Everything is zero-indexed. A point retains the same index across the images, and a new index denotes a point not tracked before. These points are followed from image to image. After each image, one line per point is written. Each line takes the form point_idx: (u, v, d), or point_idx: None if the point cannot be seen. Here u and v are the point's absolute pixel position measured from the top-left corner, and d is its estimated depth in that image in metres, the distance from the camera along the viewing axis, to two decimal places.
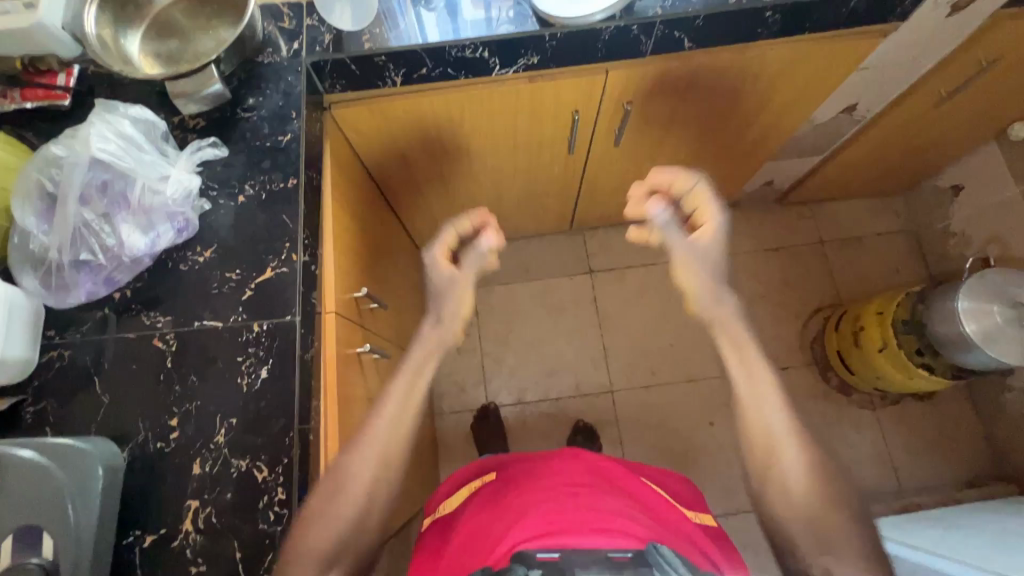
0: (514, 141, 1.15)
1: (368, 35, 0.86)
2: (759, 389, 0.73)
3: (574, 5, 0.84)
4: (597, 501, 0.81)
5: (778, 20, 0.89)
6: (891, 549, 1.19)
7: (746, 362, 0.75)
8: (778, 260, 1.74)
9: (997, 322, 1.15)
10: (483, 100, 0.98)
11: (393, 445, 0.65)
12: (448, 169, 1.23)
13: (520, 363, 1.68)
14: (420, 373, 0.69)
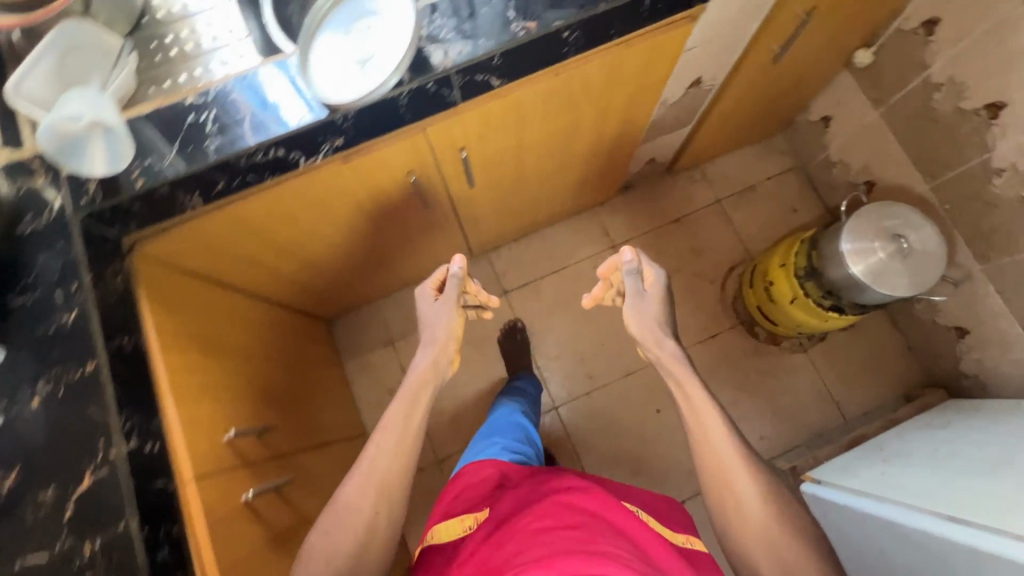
0: (364, 212, 1.09)
1: (139, 170, 0.76)
2: (699, 420, 0.89)
3: (348, 86, 0.75)
4: (590, 535, 0.72)
5: (579, 36, 0.83)
6: (826, 493, 1.25)
7: (688, 399, 0.92)
8: (682, 231, 1.73)
9: (881, 258, 1.17)
10: (308, 190, 0.91)
11: (388, 474, 0.84)
12: (308, 253, 1.15)
13: (460, 405, 1.63)
14: (411, 402, 0.91)
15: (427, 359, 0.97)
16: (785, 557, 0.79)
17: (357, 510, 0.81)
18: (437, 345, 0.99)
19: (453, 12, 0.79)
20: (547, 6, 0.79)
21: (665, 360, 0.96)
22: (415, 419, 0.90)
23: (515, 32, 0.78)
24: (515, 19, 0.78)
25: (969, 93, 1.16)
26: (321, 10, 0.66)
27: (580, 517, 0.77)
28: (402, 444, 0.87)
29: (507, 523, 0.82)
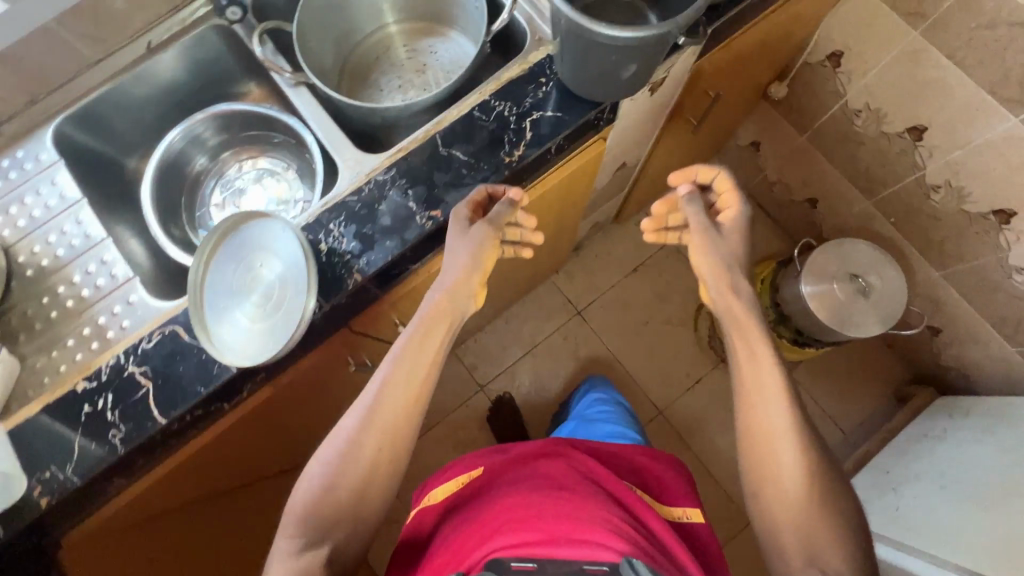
0: (336, 393, 0.97)
1: (40, 485, 0.66)
2: (766, 382, 0.71)
3: (257, 336, 0.67)
4: (583, 505, 0.67)
5: None
6: (881, 552, 1.15)
7: (757, 357, 0.72)
8: (644, 279, 1.69)
9: (843, 300, 1.15)
10: (266, 406, 0.78)
11: (386, 437, 0.64)
12: (294, 441, 1.02)
13: None
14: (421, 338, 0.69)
15: (445, 290, 0.70)
16: (821, 546, 0.63)
17: (348, 484, 0.61)
18: (457, 273, 0.70)
19: (351, 218, 0.72)
20: (449, 187, 0.73)
21: (740, 312, 0.76)
22: (421, 370, 0.67)
23: (421, 225, 0.72)
24: (418, 210, 0.72)
25: (889, 118, 1.15)
26: (201, 267, 0.69)
27: (575, 484, 0.73)
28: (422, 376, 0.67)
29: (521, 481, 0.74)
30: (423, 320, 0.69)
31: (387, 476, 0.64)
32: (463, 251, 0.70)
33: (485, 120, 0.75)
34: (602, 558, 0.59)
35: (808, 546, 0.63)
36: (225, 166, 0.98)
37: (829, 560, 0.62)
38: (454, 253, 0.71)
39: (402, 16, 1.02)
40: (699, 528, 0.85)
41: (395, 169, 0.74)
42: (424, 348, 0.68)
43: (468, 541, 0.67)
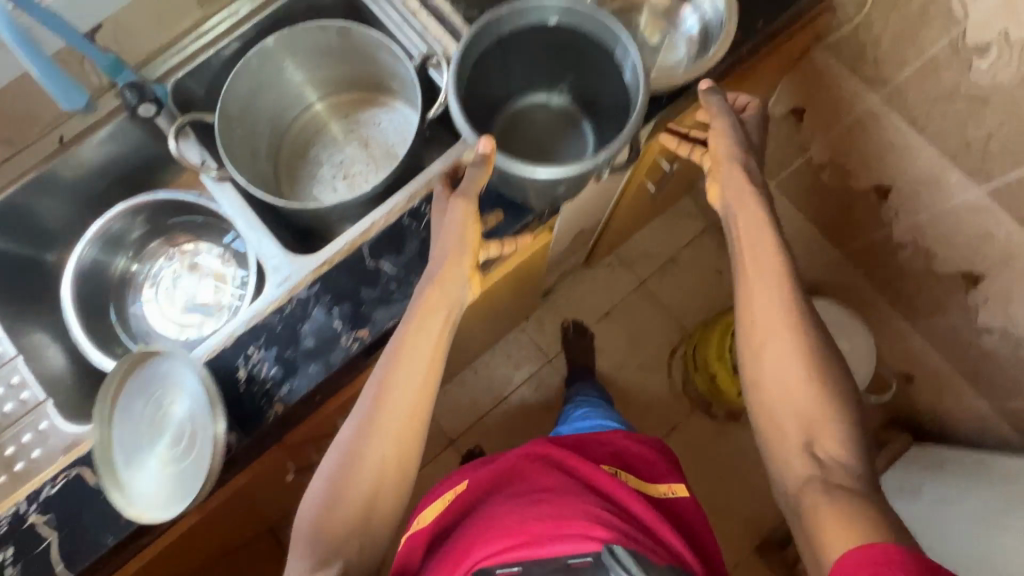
0: (276, 501, 0.90)
1: None
2: (761, 280, 0.67)
3: (173, 480, 0.62)
4: (564, 503, 0.65)
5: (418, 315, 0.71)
6: None
7: (754, 245, 0.68)
8: (617, 323, 1.64)
9: None
10: (185, 538, 0.72)
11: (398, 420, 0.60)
12: (232, 544, 0.95)
13: None
14: (423, 325, 0.63)
15: (433, 280, 0.64)
16: (821, 432, 0.60)
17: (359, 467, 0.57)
18: (446, 257, 0.64)
19: (272, 341, 0.68)
20: (377, 304, 0.68)
21: (748, 207, 0.69)
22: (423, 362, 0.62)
23: (347, 346, 0.67)
24: (344, 330, 0.67)
25: (853, 174, 1.11)
26: (105, 412, 0.64)
27: (555, 481, 0.71)
28: (422, 377, 0.62)
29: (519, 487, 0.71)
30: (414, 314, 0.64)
31: (392, 487, 0.59)
32: (445, 228, 0.65)
33: (415, 227, 0.70)
34: (585, 550, 0.60)
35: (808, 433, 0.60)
36: (150, 258, 0.93)
37: (830, 450, 0.59)
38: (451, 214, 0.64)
39: (342, 89, 0.97)
40: (683, 501, 0.81)
41: (319, 284, 0.69)
42: (421, 333, 0.63)
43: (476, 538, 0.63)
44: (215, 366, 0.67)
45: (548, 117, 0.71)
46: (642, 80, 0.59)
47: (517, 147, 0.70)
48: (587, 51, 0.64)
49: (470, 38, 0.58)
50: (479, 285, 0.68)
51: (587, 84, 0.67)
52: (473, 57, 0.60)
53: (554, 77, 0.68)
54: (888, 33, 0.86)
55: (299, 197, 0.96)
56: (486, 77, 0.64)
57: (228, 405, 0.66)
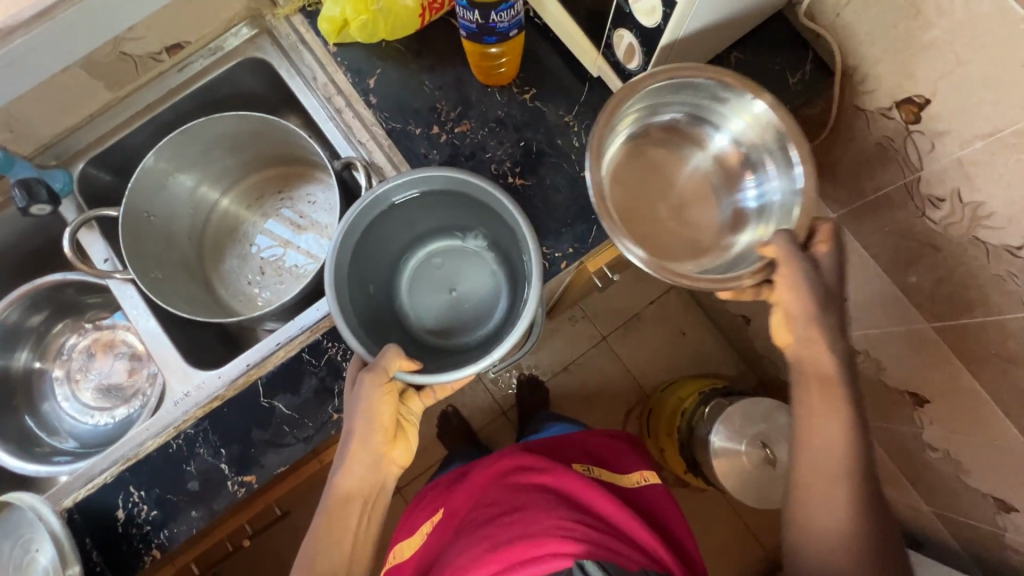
0: None
1: None
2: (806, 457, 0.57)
3: None
4: (531, 519, 0.64)
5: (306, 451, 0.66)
6: None
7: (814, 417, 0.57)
8: (575, 378, 1.56)
9: (746, 466, 1.10)
10: None
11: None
12: None
13: None
14: (350, 521, 0.59)
15: (348, 458, 0.58)
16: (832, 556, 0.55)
17: None
18: (353, 442, 0.58)
19: (154, 482, 0.64)
20: (268, 447, 0.65)
21: (814, 386, 0.57)
22: (348, 530, 0.59)
23: (233, 491, 0.64)
24: (230, 474, 0.64)
25: None
26: None
27: (526, 496, 0.69)
28: (344, 551, 0.59)
29: (483, 513, 0.69)
30: (328, 504, 0.59)
31: None
32: (362, 411, 0.56)
33: (314, 365, 0.66)
34: (559, 568, 0.60)
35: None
36: (59, 340, 0.89)
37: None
38: (355, 414, 0.57)
39: (274, 163, 0.90)
40: (652, 488, 0.82)
41: (207, 422, 0.65)
42: (343, 520, 0.59)
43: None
44: (91, 503, 0.64)
45: (467, 259, 0.68)
46: (538, 276, 0.55)
47: (426, 291, 0.68)
48: (499, 216, 0.60)
49: (359, 206, 0.57)
50: (405, 450, 0.62)
51: (503, 242, 0.63)
52: (365, 221, 0.59)
53: (471, 224, 0.64)
54: (849, 157, 0.80)
55: (222, 276, 0.90)
56: (392, 230, 0.62)
57: (102, 546, 0.64)
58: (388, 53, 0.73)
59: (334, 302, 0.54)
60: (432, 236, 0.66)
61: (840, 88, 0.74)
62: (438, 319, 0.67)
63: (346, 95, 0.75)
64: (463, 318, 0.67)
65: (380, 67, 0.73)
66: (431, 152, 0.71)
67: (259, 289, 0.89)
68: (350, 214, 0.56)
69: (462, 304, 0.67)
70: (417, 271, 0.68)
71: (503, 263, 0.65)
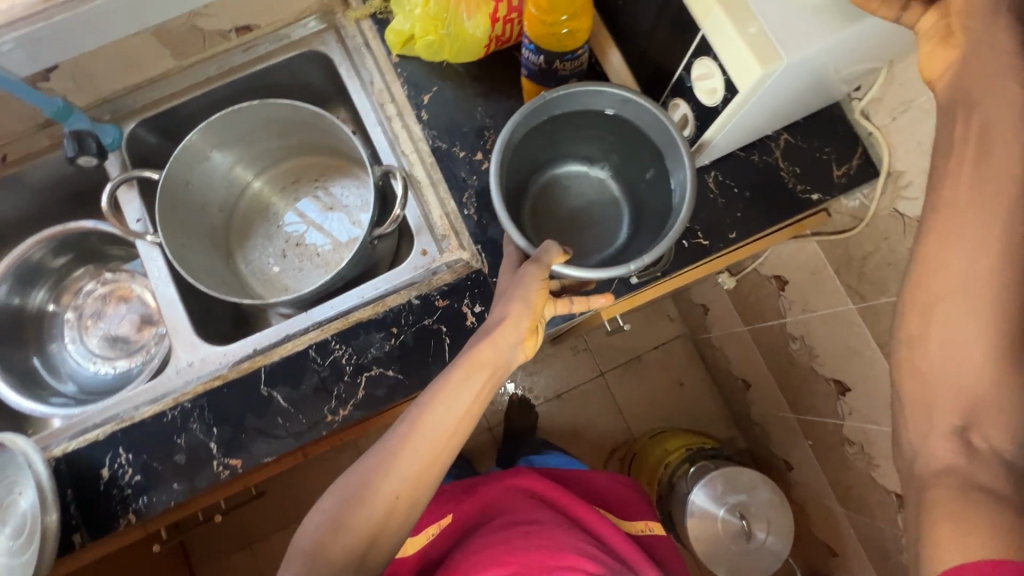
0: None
1: None
2: (952, 242, 0.34)
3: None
4: (555, 538, 0.68)
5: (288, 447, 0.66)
6: None
7: (974, 176, 0.34)
8: (567, 407, 1.55)
9: (720, 530, 1.09)
10: None
11: (416, 459, 0.56)
12: None
13: None
14: (478, 390, 0.59)
15: (489, 337, 0.59)
16: None
17: (394, 497, 0.54)
18: (504, 319, 0.59)
19: (144, 447, 0.66)
20: (258, 436, 0.66)
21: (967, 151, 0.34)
22: (463, 409, 0.58)
23: (216, 472, 0.65)
24: (217, 455, 0.65)
25: (819, 359, 1.05)
26: None
27: (541, 514, 0.74)
28: (455, 423, 0.58)
29: (514, 515, 0.73)
30: (460, 367, 0.58)
31: (397, 529, 0.55)
32: (518, 299, 0.59)
33: (318, 363, 0.67)
34: None
35: (962, 412, 0.33)
36: (77, 283, 0.91)
37: (996, 435, 0.32)
38: (516, 288, 0.59)
39: (316, 152, 0.92)
40: (660, 540, 0.86)
41: (205, 398, 0.67)
42: (462, 388, 0.58)
43: (483, 562, 0.64)
44: (80, 456, 0.66)
45: (592, 189, 0.69)
46: (689, 196, 0.55)
47: (551, 210, 0.68)
48: (641, 143, 0.61)
49: (529, 108, 0.57)
50: (533, 347, 0.63)
51: (636, 175, 0.65)
52: (527, 124, 0.59)
53: (603, 155, 0.66)
54: (872, 258, 0.78)
55: (247, 251, 0.92)
56: (536, 145, 0.63)
57: (81, 501, 0.65)
58: (447, 73, 0.75)
59: (498, 196, 0.56)
60: (565, 159, 0.67)
61: (882, 187, 0.71)
62: (557, 238, 0.67)
63: (399, 106, 0.76)
64: (582, 242, 0.67)
65: (437, 86, 0.75)
66: (471, 177, 0.72)
67: (280, 270, 0.90)
68: (516, 118, 0.57)
69: (582, 230, 0.68)
70: (543, 193, 0.68)
71: (633, 198, 0.66)
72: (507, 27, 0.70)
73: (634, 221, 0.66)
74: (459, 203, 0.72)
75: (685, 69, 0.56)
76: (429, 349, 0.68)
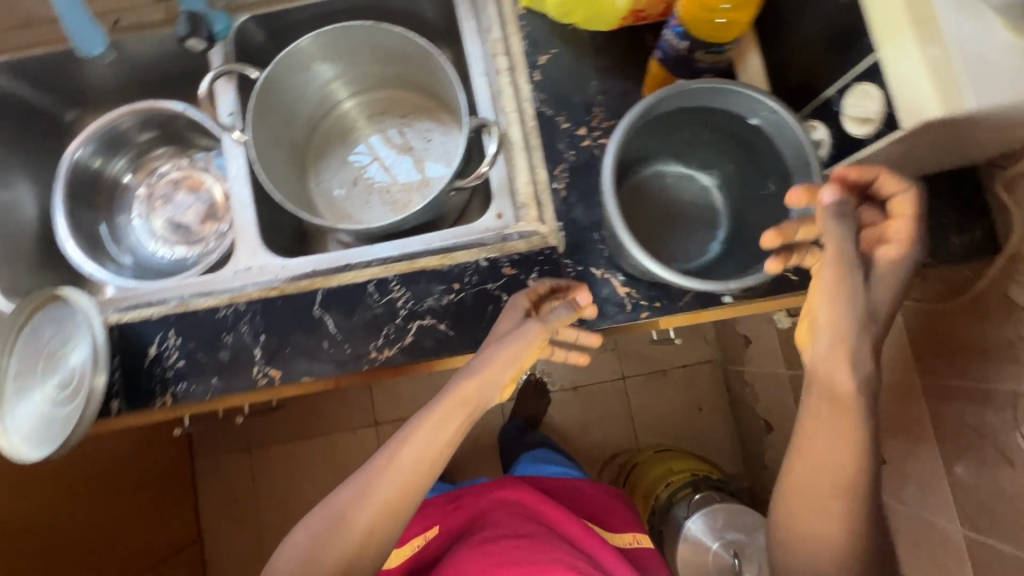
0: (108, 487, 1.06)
1: None
2: (817, 470, 0.50)
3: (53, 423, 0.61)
4: (541, 552, 0.72)
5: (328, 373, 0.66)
6: None
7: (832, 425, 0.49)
8: (580, 401, 1.54)
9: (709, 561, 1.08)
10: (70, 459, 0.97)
11: (390, 492, 0.56)
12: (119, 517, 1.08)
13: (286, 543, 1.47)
14: (456, 429, 0.59)
15: (476, 376, 0.59)
16: None
17: (368, 533, 0.55)
18: (491, 362, 0.60)
19: (192, 335, 0.67)
20: (302, 354, 0.66)
21: (824, 404, 0.49)
22: (444, 443, 0.59)
23: (255, 378, 0.66)
24: (259, 362, 0.66)
25: None
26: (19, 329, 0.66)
27: (529, 529, 0.78)
28: (433, 456, 0.58)
29: (500, 531, 0.78)
30: (442, 404, 0.59)
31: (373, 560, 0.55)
32: (507, 347, 0.59)
33: (374, 300, 0.67)
34: None
35: None
36: (154, 163, 0.93)
37: None
38: (505, 341, 0.60)
39: (411, 89, 0.91)
40: (643, 550, 0.88)
41: (260, 305, 0.67)
42: (442, 423, 0.58)
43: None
44: (133, 329, 0.67)
45: (691, 192, 0.65)
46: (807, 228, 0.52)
47: (647, 203, 0.65)
48: (766, 160, 0.57)
49: (667, 92, 0.53)
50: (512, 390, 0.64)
51: (747, 190, 0.61)
52: (659, 109, 0.55)
53: (718, 160, 0.63)
54: None
55: (319, 171, 0.91)
56: (655, 132, 0.60)
57: (124, 371, 0.67)
58: (570, 38, 0.71)
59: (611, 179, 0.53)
60: (671, 158, 0.64)
61: None
62: (645, 234, 0.65)
63: (511, 62, 0.73)
64: (670, 244, 0.64)
65: (557, 49, 0.71)
66: (568, 152, 0.69)
67: (347, 197, 0.90)
68: (651, 100, 0.53)
69: (671, 233, 0.65)
70: (643, 184, 0.65)
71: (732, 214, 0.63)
72: (650, 3, 0.65)
73: (727, 236, 0.64)
74: (550, 175, 0.69)
75: (838, 90, 0.52)
76: (486, 313, 0.66)
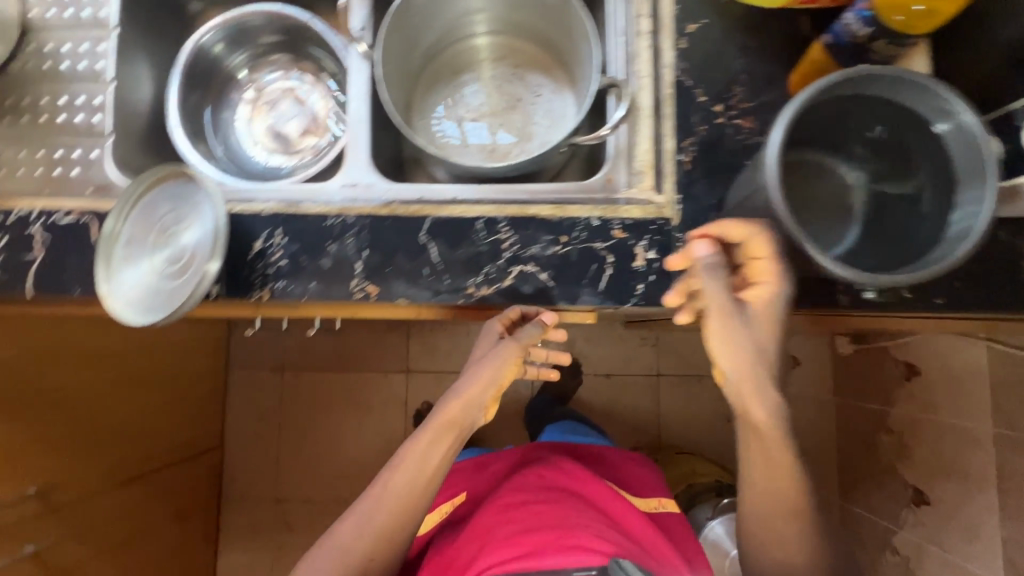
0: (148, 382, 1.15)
1: None
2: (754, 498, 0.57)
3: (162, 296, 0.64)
4: (566, 520, 0.72)
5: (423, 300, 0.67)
6: None
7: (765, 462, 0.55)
8: (611, 388, 1.54)
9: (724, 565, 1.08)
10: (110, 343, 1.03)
11: (398, 499, 0.66)
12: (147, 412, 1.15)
13: (303, 467, 1.51)
14: (451, 446, 0.69)
15: (462, 397, 0.70)
16: None
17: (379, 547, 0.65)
18: (476, 382, 0.70)
19: (298, 238, 0.68)
20: (402, 276, 0.67)
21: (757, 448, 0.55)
22: (439, 459, 0.68)
23: (352, 291, 0.67)
24: (359, 275, 0.67)
25: (909, 460, 1.00)
26: (132, 197, 0.66)
27: (552, 495, 0.79)
28: (431, 468, 0.68)
29: (522, 497, 0.79)
30: (433, 426, 0.69)
31: (387, 559, 0.65)
32: (487, 370, 0.71)
33: (481, 237, 0.67)
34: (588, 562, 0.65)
35: None
36: (267, 67, 0.94)
37: None
38: (483, 369, 0.71)
39: (532, 42, 0.91)
40: (670, 514, 0.89)
41: (369, 221, 0.68)
42: (435, 440, 0.68)
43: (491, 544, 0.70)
44: (241, 221, 0.68)
45: (833, 185, 0.62)
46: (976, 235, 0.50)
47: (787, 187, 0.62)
48: (932, 162, 0.55)
49: (860, 70, 0.51)
50: (493, 411, 0.74)
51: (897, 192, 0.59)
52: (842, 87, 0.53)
53: (870, 156, 0.60)
54: None
55: (422, 103, 0.91)
56: (821, 113, 0.57)
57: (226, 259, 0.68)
58: (725, 10, 0.69)
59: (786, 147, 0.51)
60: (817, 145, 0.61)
61: None
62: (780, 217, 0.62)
63: (655, 25, 0.71)
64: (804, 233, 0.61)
65: (709, 18, 0.69)
66: (701, 126, 0.68)
67: (445, 135, 0.90)
68: (842, 74, 0.51)
69: (807, 224, 0.62)
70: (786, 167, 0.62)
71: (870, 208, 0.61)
72: None
73: (867, 230, 0.61)
74: (678, 145, 0.68)
75: None
76: (588, 272, 0.66)
